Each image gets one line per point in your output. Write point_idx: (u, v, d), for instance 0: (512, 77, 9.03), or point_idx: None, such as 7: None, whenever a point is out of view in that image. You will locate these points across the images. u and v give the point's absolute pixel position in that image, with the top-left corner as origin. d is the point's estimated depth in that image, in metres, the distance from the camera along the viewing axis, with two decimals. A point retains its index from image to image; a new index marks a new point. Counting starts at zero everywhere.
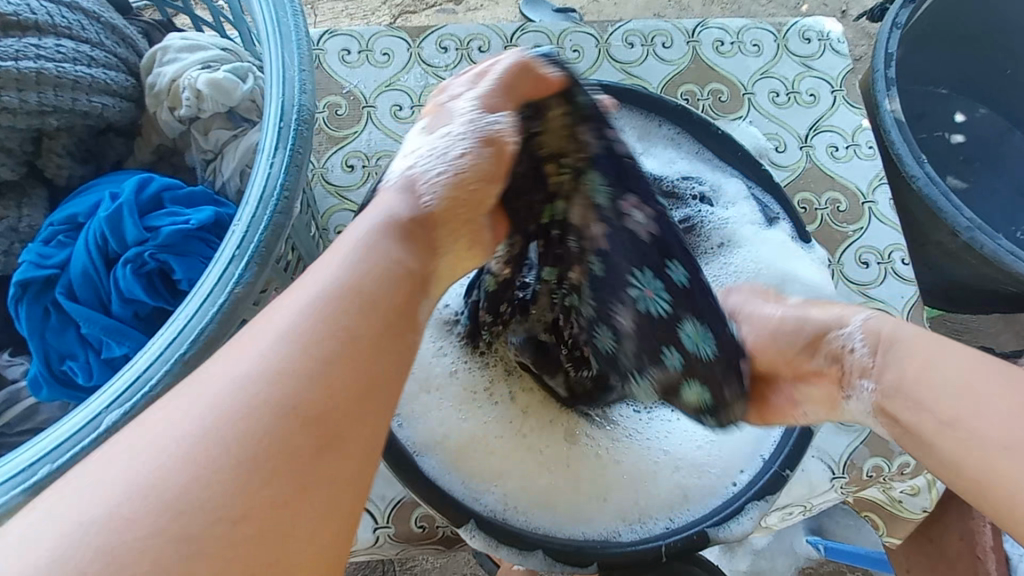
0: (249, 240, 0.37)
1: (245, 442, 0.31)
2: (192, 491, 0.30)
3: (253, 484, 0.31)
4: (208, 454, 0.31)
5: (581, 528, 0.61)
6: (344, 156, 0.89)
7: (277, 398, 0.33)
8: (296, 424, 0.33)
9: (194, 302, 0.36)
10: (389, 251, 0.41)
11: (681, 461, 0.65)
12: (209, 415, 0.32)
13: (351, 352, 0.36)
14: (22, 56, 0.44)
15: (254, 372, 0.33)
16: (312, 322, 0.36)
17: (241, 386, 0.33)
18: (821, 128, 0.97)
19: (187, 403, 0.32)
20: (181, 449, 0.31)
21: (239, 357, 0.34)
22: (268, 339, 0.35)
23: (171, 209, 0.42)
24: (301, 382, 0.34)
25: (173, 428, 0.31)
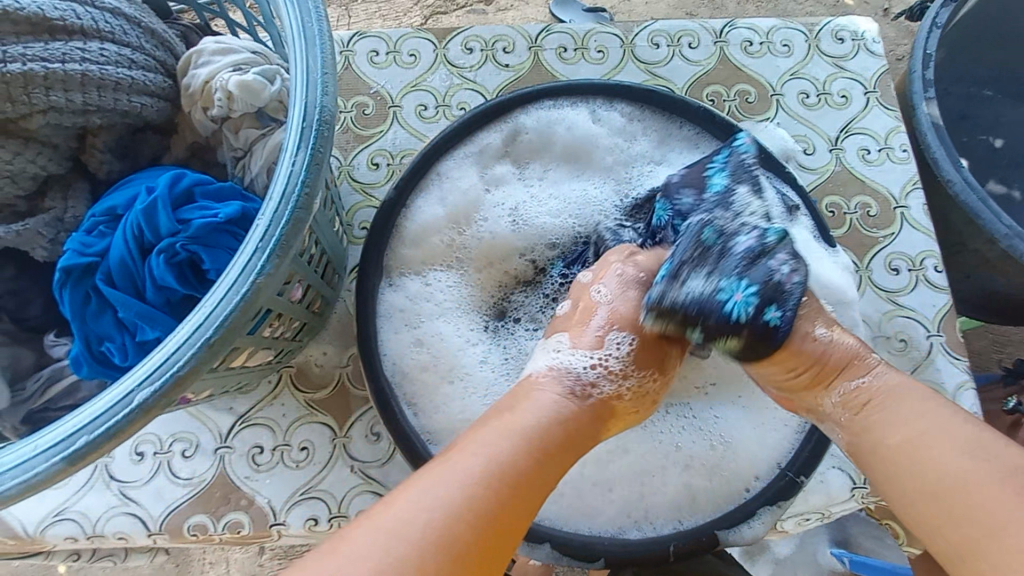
0: (271, 235, 0.39)
1: (483, 520, 0.43)
2: (417, 559, 0.40)
3: (482, 550, 0.43)
4: (462, 517, 0.43)
5: (587, 523, 0.62)
6: (369, 154, 0.92)
7: (473, 503, 0.44)
8: (499, 519, 0.44)
9: (218, 292, 0.38)
10: (566, 415, 0.53)
11: (695, 459, 0.64)
12: (464, 484, 0.44)
13: (532, 473, 0.47)
14: (69, 59, 0.45)
15: (466, 487, 0.44)
16: (506, 461, 0.47)
17: (462, 486, 0.44)
18: (853, 130, 0.95)
19: (442, 485, 0.44)
20: (410, 539, 0.41)
21: (484, 458, 0.46)
22: (495, 450, 0.47)
23: (201, 203, 0.44)
24: (523, 480, 0.47)
25: (442, 497, 0.43)
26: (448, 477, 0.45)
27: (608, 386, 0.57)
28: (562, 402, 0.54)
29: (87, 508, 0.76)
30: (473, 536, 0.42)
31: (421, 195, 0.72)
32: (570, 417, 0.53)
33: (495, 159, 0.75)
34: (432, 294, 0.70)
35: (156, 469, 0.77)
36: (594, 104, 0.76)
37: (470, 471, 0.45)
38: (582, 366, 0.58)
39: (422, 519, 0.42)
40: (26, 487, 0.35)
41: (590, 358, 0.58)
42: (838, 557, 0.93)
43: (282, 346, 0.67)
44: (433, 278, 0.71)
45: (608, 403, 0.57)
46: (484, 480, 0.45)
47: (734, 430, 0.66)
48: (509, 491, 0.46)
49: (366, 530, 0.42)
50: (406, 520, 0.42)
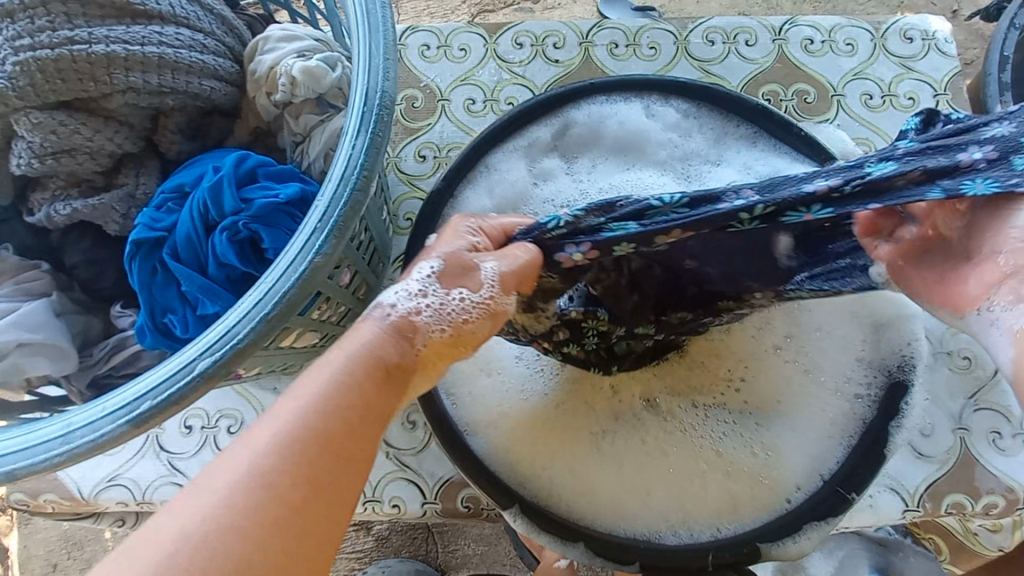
0: (331, 214, 0.39)
1: (293, 485, 0.37)
2: (215, 539, 0.33)
3: (298, 501, 0.36)
4: (261, 486, 0.36)
5: (622, 525, 0.60)
6: (417, 146, 0.93)
7: (284, 454, 0.37)
8: (316, 470, 0.37)
9: (277, 268, 0.38)
10: (394, 348, 0.44)
11: (737, 466, 0.62)
12: (259, 448, 0.37)
13: (354, 410, 0.41)
14: (148, 42, 0.48)
15: (278, 439, 0.37)
16: (324, 398, 0.40)
17: (272, 437, 0.37)
18: None
19: (236, 453, 0.37)
20: (209, 518, 0.34)
21: (285, 417, 0.38)
22: (309, 391, 0.40)
23: (263, 184, 0.45)
24: (337, 427, 0.39)
25: (233, 468, 0.36)
26: (262, 431, 0.38)
27: (426, 316, 0.46)
28: (384, 336, 0.44)
29: (138, 475, 0.79)
30: (288, 498, 0.36)
31: (469, 186, 0.72)
32: (394, 344, 0.45)
33: (544, 152, 0.75)
34: None
35: (203, 442, 0.80)
36: (649, 99, 0.75)
37: (284, 421, 0.38)
38: (398, 294, 0.46)
39: (222, 489, 0.35)
40: (94, 446, 0.37)
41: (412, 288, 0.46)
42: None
43: (326, 330, 0.68)
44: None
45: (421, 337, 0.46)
46: (296, 424, 0.38)
47: (783, 440, 0.63)
48: (326, 433, 0.39)
49: (157, 523, 0.34)
50: (186, 501, 0.35)
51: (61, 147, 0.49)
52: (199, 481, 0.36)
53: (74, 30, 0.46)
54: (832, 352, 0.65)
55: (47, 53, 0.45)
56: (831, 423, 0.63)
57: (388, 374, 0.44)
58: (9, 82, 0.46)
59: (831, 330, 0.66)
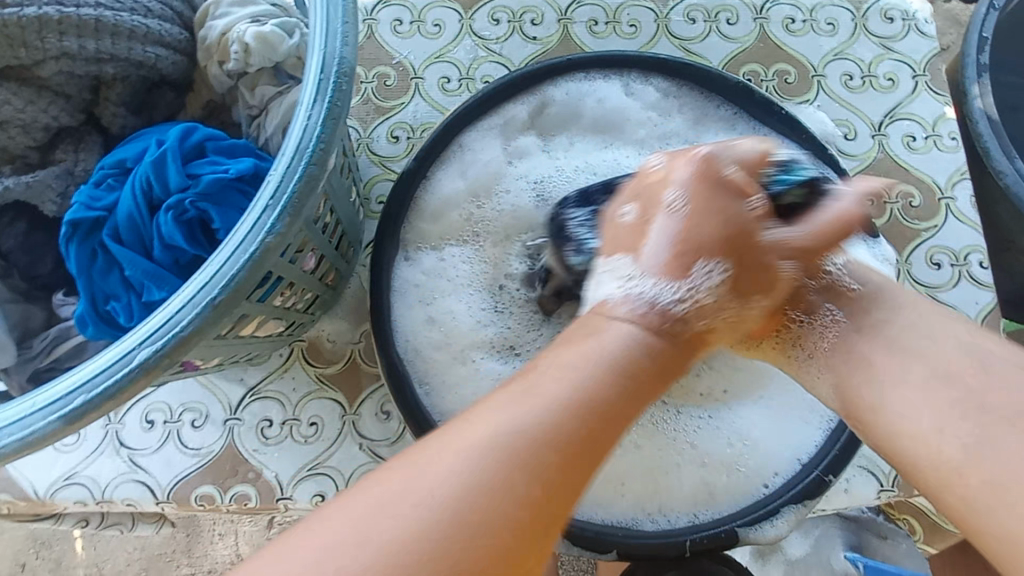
0: (284, 190, 0.36)
1: (515, 519, 0.32)
2: (393, 565, 0.29)
3: (528, 523, 0.32)
4: (536, 469, 0.33)
5: (601, 513, 0.59)
6: (389, 127, 0.89)
7: (535, 466, 0.33)
8: (562, 479, 0.34)
9: (226, 249, 0.35)
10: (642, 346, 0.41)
11: (720, 451, 0.61)
12: (526, 424, 0.34)
13: (608, 414, 0.37)
14: (83, 3, 0.44)
15: (528, 455, 0.33)
16: (580, 400, 0.36)
17: (514, 447, 0.33)
18: (898, 116, 0.90)
19: (465, 433, 0.34)
20: (386, 537, 0.30)
21: (536, 403, 0.35)
22: (579, 378, 0.37)
23: (212, 158, 0.42)
24: (583, 435, 0.35)
25: (436, 475, 0.32)
26: (459, 442, 0.34)
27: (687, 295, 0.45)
28: (636, 332, 0.41)
29: (97, 473, 0.76)
30: (522, 520, 0.32)
31: (442, 166, 0.69)
32: (646, 346, 0.41)
33: (521, 131, 0.72)
34: (447, 271, 0.68)
35: (165, 438, 0.77)
36: (628, 77, 0.73)
37: (524, 425, 0.34)
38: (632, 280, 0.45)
39: (402, 511, 0.31)
40: (23, 446, 0.33)
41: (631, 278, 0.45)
42: (852, 562, 0.84)
43: (293, 318, 0.65)
44: (450, 254, 0.68)
45: (691, 326, 0.45)
46: (541, 433, 0.34)
47: (760, 426, 0.62)
48: (565, 448, 0.34)
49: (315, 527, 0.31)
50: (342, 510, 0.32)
51: None
52: (360, 491, 0.32)
53: None
54: None
55: None
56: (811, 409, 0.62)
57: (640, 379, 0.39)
58: None
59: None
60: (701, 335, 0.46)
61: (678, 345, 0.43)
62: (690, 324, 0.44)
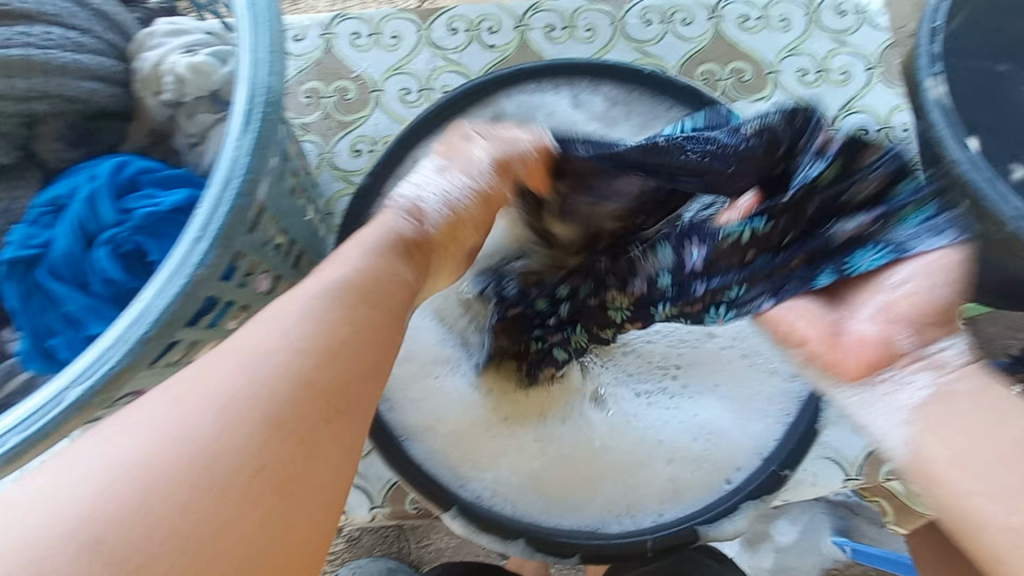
0: (213, 222, 0.37)
1: (278, 437, 0.36)
2: (180, 502, 0.33)
3: (307, 434, 0.37)
4: (245, 423, 0.36)
5: (568, 518, 0.60)
6: (351, 141, 0.89)
7: (293, 379, 0.38)
8: (341, 383, 0.39)
9: (155, 284, 0.36)
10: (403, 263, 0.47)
11: (672, 451, 0.63)
12: (203, 401, 0.36)
13: (353, 317, 0.42)
14: (13, 44, 0.44)
15: (259, 369, 0.37)
16: (326, 318, 0.41)
17: (265, 366, 0.38)
18: (853, 109, 0.92)
19: (166, 414, 0.36)
20: (146, 466, 0.33)
21: (296, 322, 0.40)
22: (306, 309, 0.40)
23: (147, 191, 0.43)
24: (333, 343, 0.40)
25: (193, 416, 0.35)
26: (228, 368, 0.37)
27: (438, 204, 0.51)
28: (400, 231, 0.49)
29: None
30: (290, 420, 0.37)
31: (398, 181, 0.70)
32: (398, 261, 0.47)
33: None
34: None
35: None
36: (578, 88, 0.73)
37: (262, 351, 0.38)
38: (429, 190, 0.51)
39: (179, 431, 0.35)
40: None
41: (439, 180, 0.52)
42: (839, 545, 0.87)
43: None
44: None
45: (432, 228, 0.50)
46: (299, 340, 0.39)
47: (720, 421, 0.63)
48: (325, 352, 0.39)
49: (83, 454, 0.34)
50: (112, 447, 0.34)
51: None
52: (115, 427, 0.35)
53: None
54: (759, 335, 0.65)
55: None
56: (770, 407, 0.63)
57: (410, 251, 0.49)
58: None
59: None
60: (438, 239, 0.51)
61: (417, 247, 0.49)
62: (466, 217, 0.52)
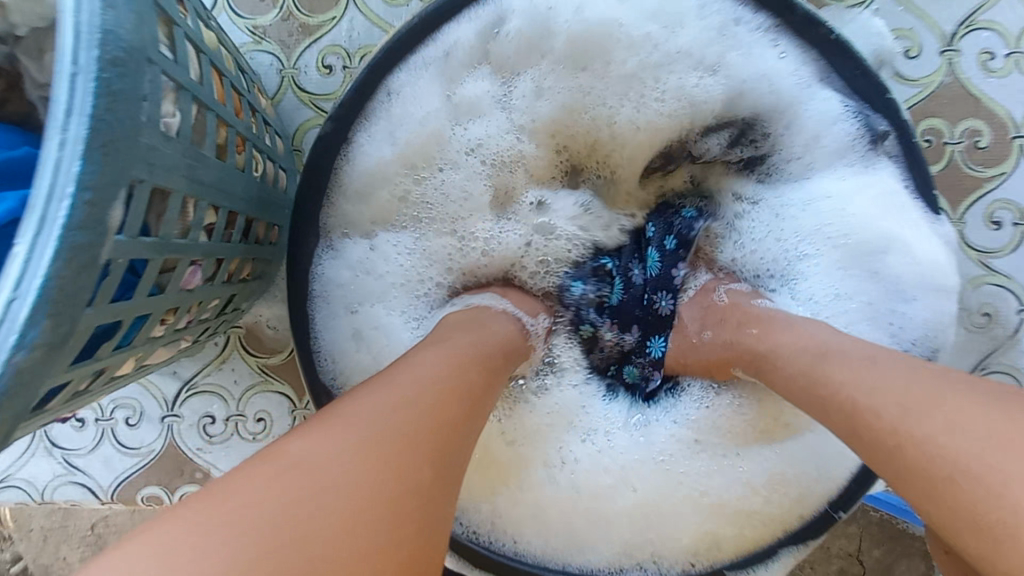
0: (28, 283, 0.23)
1: (421, 463, 0.34)
2: (332, 521, 0.30)
3: (434, 476, 0.35)
4: (398, 441, 0.34)
5: (579, 558, 0.53)
6: (319, 53, 0.70)
7: (421, 419, 0.36)
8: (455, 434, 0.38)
9: None
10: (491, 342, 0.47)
11: (787, 450, 0.53)
12: (351, 438, 0.33)
13: (483, 383, 0.43)
14: None
15: (407, 406, 0.37)
16: (467, 367, 0.43)
17: (413, 397, 0.37)
18: (977, 24, 0.68)
19: (314, 438, 0.33)
20: (322, 483, 0.31)
21: (411, 377, 0.39)
22: (442, 367, 0.41)
23: None
24: (476, 404, 0.41)
25: (324, 441, 0.33)
26: (361, 404, 0.36)
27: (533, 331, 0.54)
28: (509, 324, 0.51)
29: (32, 475, 0.69)
30: (423, 456, 0.35)
31: (368, 124, 0.53)
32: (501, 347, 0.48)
33: (471, 69, 0.54)
34: (379, 268, 0.55)
35: (101, 436, 0.69)
36: None
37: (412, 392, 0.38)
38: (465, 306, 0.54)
39: (308, 460, 0.31)
40: None
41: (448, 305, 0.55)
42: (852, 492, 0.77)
43: (203, 327, 0.54)
44: (382, 243, 0.55)
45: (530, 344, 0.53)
46: (442, 388, 0.40)
47: (776, 455, 0.53)
48: (470, 413, 0.40)
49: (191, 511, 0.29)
50: (251, 478, 0.30)
51: None
52: (274, 454, 0.32)
53: None
54: None
55: None
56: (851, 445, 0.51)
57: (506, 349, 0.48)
58: None
59: (847, 295, 0.56)
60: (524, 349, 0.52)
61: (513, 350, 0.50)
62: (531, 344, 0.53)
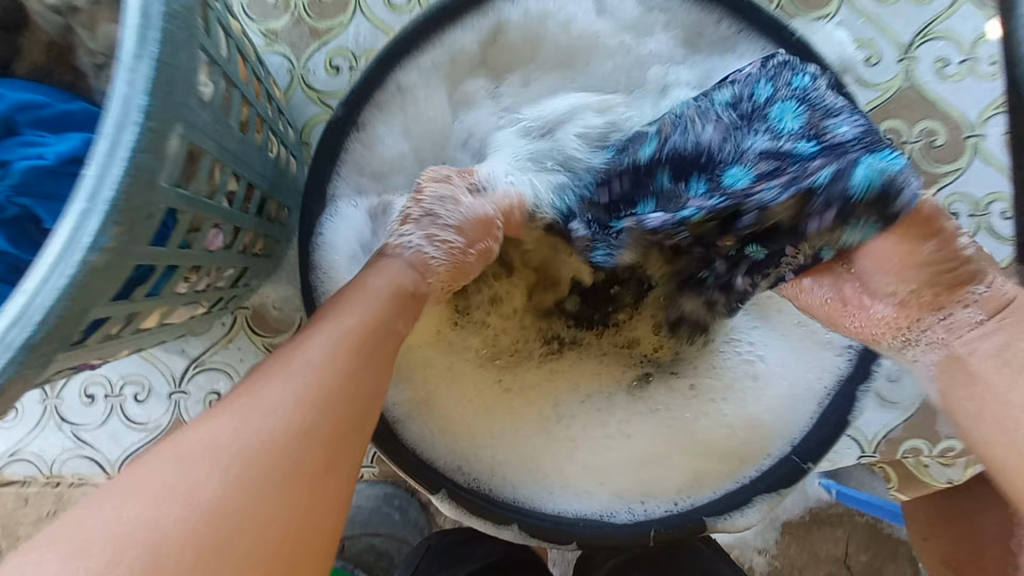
0: (103, 192, 0.27)
1: (293, 456, 0.35)
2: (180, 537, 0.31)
3: (311, 466, 0.35)
4: (267, 438, 0.35)
5: (572, 505, 0.56)
6: (328, 54, 0.75)
7: (291, 414, 0.36)
8: (335, 412, 0.38)
9: (34, 277, 0.27)
10: (394, 307, 0.45)
11: (753, 406, 0.58)
12: (211, 454, 0.34)
13: (368, 360, 0.41)
14: None
15: (271, 409, 0.36)
16: (351, 339, 0.41)
17: (279, 395, 0.36)
18: (932, 35, 0.75)
19: (172, 457, 0.33)
20: (183, 500, 0.32)
21: (286, 366, 0.38)
22: (317, 350, 0.39)
23: (27, 138, 0.36)
24: (362, 376, 0.40)
25: (182, 457, 0.33)
26: (225, 413, 0.35)
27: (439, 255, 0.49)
28: (410, 273, 0.47)
29: (42, 449, 0.72)
30: (297, 451, 0.35)
31: (376, 111, 0.58)
32: (399, 308, 0.45)
33: (471, 65, 0.60)
34: (365, 229, 0.58)
35: (109, 412, 0.72)
36: None
37: (279, 386, 0.37)
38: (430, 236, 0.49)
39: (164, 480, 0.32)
40: None
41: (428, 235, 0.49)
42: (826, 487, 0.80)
43: (218, 297, 0.58)
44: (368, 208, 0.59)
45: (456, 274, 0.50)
46: (313, 373, 0.38)
47: (751, 409, 0.58)
48: (352, 388, 0.39)
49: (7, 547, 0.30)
50: (103, 508, 0.31)
51: None
52: (139, 472, 0.33)
53: None
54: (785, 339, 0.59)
55: None
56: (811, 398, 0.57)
57: (412, 305, 0.46)
58: None
59: None
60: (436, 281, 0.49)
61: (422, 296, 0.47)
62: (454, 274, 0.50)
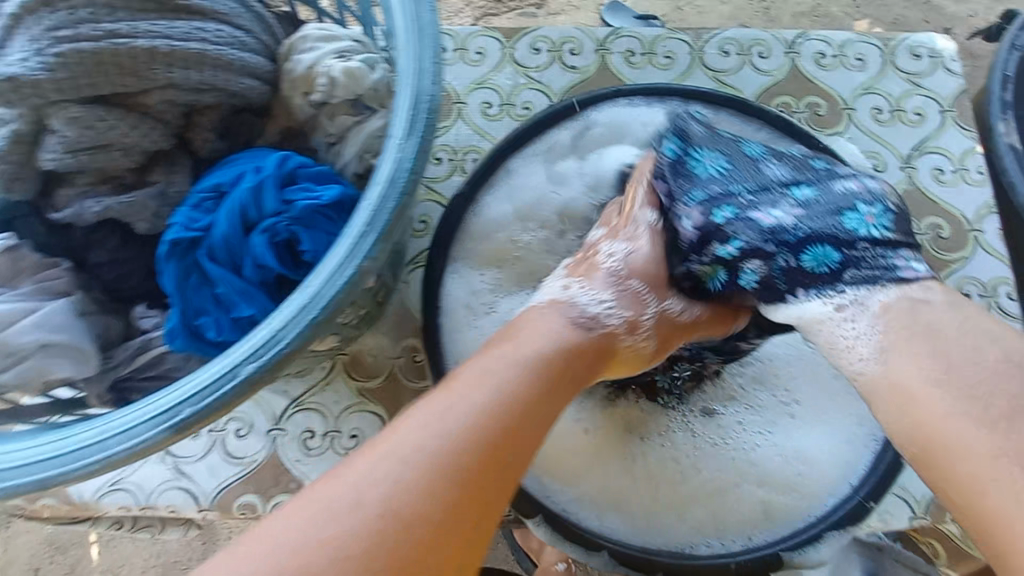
0: (379, 217, 0.40)
1: (438, 488, 0.43)
2: (346, 540, 0.39)
3: (452, 501, 0.42)
4: (425, 473, 0.43)
5: (659, 538, 0.62)
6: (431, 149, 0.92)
7: (445, 455, 0.44)
8: (472, 458, 0.44)
9: (325, 271, 0.39)
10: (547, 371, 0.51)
11: (811, 454, 0.64)
12: (388, 478, 0.42)
13: (523, 426, 0.48)
14: (191, 39, 0.55)
15: (423, 446, 0.44)
16: (502, 395, 0.48)
17: (433, 439, 0.44)
18: (927, 149, 0.92)
19: (352, 470, 0.43)
20: (361, 512, 0.41)
21: (440, 414, 0.46)
22: (476, 398, 0.47)
23: (303, 185, 0.56)
24: (507, 430, 0.47)
25: (356, 478, 0.43)
26: (398, 440, 0.45)
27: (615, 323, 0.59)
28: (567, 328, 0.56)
29: (143, 479, 0.78)
30: (449, 491, 0.43)
31: (488, 193, 0.72)
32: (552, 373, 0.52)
33: (563, 157, 0.74)
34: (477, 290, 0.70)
35: (211, 445, 0.79)
36: (671, 103, 0.76)
37: (436, 429, 0.45)
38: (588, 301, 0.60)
39: (349, 490, 0.42)
40: (133, 453, 0.36)
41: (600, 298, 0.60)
42: None
43: (345, 332, 0.68)
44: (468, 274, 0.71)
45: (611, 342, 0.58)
46: (457, 421, 0.46)
47: (813, 450, 0.64)
48: (493, 444, 0.46)
49: (258, 531, 0.41)
50: (307, 512, 0.41)
51: (99, 142, 0.56)
52: (323, 483, 0.43)
53: (117, 23, 0.52)
54: (825, 407, 0.66)
55: (90, 46, 0.52)
56: (859, 450, 0.64)
57: (559, 369, 0.53)
58: (50, 73, 0.51)
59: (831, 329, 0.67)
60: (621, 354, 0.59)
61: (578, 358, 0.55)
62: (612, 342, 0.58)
